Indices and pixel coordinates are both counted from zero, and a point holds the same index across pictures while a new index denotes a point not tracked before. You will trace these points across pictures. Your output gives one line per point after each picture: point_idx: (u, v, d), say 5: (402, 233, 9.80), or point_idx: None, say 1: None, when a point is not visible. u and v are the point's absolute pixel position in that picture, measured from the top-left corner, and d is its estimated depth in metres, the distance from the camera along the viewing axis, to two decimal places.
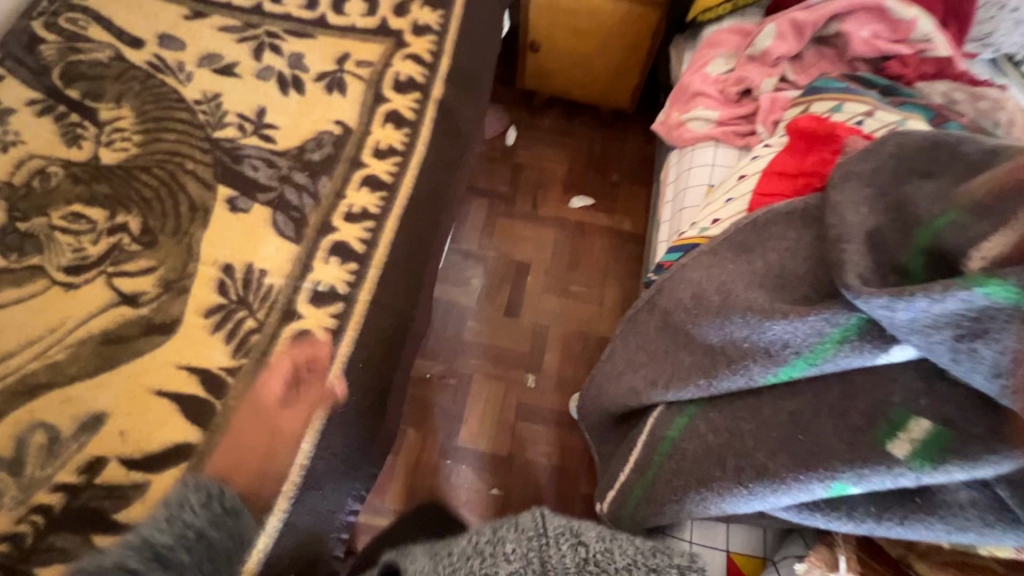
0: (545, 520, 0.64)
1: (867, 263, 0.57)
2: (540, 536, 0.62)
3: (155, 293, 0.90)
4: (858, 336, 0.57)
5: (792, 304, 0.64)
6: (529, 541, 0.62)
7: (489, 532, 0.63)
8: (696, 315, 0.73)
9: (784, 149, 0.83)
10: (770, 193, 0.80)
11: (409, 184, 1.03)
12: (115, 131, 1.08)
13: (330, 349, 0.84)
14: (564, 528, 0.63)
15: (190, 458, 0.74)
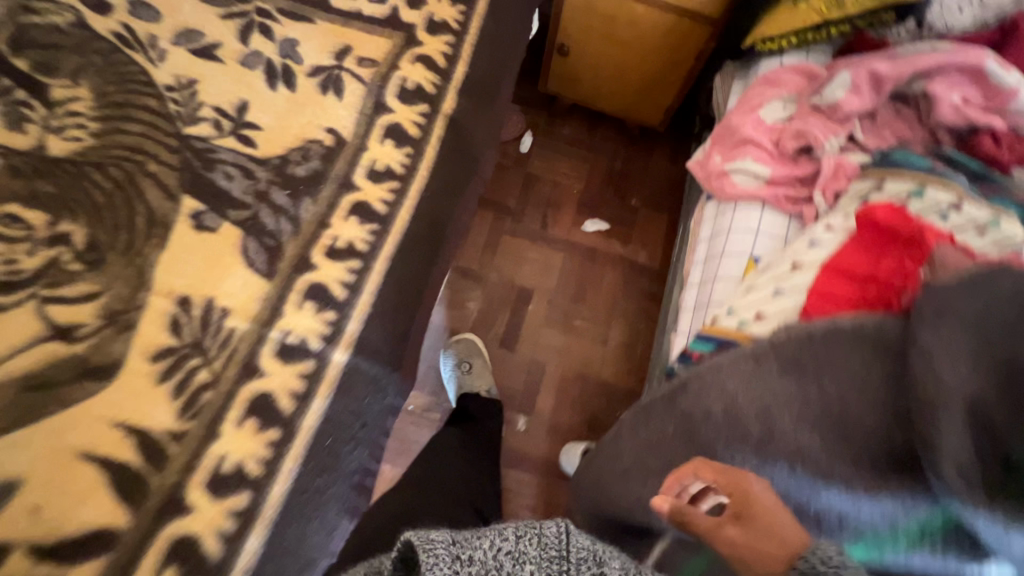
0: (570, 537, 0.43)
1: (968, 446, 0.48)
2: (559, 563, 0.42)
3: (95, 326, 0.77)
4: (948, 540, 0.54)
5: (864, 476, 0.57)
6: (548, 566, 0.42)
7: (510, 538, 0.43)
8: (728, 440, 0.62)
9: (850, 241, 0.70)
10: (831, 293, 0.67)
11: (406, 217, 0.89)
12: (67, 114, 0.93)
13: (293, 420, 0.72)
14: (587, 555, 0.43)
15: (113, 548, 0.63)
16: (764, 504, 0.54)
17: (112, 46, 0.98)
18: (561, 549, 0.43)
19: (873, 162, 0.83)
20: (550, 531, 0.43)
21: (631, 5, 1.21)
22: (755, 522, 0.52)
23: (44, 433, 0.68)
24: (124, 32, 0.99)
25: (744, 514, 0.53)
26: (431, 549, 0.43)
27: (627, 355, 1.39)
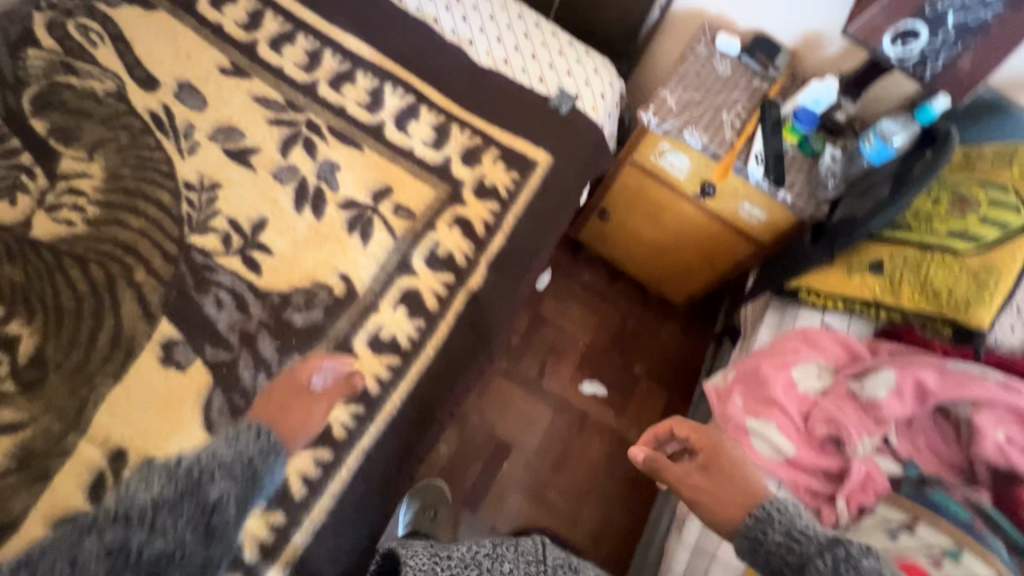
0: (544, 550, 0.70)
1: None
2: (538, 560, 0.68)
3: (2, 470, 0.65)
4: None
5: None
6: (528, 565, 0.67)
7: (489, 546, 0.69)
8: None
9: None
10: None
11: (396, 402, 0.81)
12: (67, 191, 0.84)
13: None
14: (561, 561, 0.69)
15: None
16: (729, 461, 0.72)
17: (144, 127, 0.92)
18: (539, 556, 0.68)
19: (905, 483, 0.78)
20: (533, 542, 0.71)
21: (683, 204, 1.16)
22: (720, 472, 0.71)
23: None
24: (161, 115, 0.93)
25: (711, 466, 0.72)
26: (411, 552, 0.66)
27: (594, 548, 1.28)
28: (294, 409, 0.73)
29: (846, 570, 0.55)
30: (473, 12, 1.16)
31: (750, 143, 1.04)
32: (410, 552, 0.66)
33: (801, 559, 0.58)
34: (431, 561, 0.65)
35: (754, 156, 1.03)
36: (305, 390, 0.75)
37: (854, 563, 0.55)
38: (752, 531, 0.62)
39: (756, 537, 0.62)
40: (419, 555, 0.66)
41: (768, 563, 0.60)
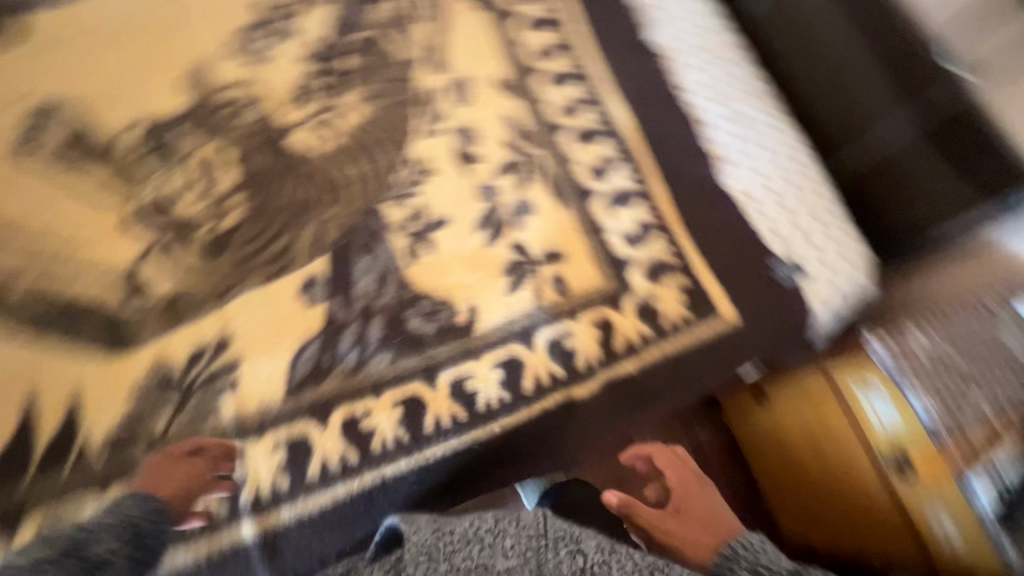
0: (547, 523, 0.64)
1: None
2: (538, 536, 0.62)
3: (157, 299, 0.79)
4: None
5: None
6: (528, 540, 0.62)
7: (492, 521, 0.65)
8: None
9: None
10: None
11: (437, 452, 0.78)
12: (331, 119, 0.98)
13: (164, 541, 0.68)
14: (564, 533, 0.63)
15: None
16: (699, 497, 0.96)
17: (412, 98, 1.03)
18: (538, 529, 0.63)
19: None
20: (532, 515, 0.65)
21: (859, 456, 0.92)
22: (688, 513, 0.94)
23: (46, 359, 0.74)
24: (430, 95, 1.04)
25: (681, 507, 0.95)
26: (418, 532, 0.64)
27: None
28: (174, 474, 0.71)
29: None
30: (751, 136, 1.06)
31: (995, 450, 0.76)
32: (415, 521, 0.65)
33: None
34: (434, 541, 0.62)
35: (987, 470, 0.76)
36: (183, 457, 0.72)
37: None
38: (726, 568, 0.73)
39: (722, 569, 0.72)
40: (423, 524, 0.64)
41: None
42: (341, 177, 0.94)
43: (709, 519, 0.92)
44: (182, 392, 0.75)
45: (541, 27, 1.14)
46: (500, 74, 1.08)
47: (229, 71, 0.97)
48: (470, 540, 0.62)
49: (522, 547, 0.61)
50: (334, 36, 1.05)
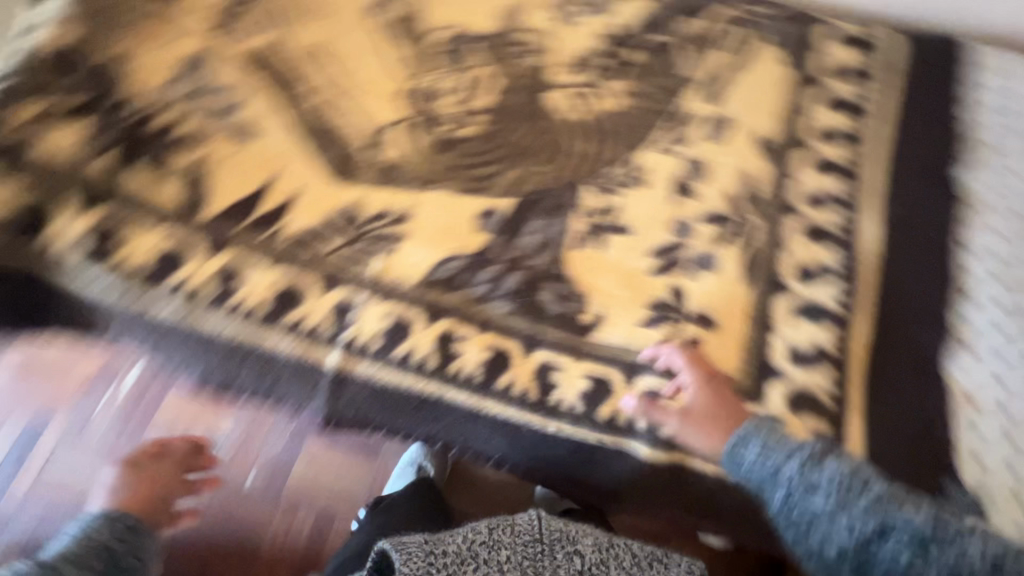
0: (541, 525, 0.72)
1: None
2: (535, 539, 0.70)
3: (383, 160, 0.94)
4: None
5: None
6: (524, 546, 0.69)
7: (486, 532, 0.71)
8: None
9: None
10: None
11: (494, 409, 0.82)
12: (590, 95, 1.04)
13: (279, 326, 0.82)
14: (558, 535, 0.71)
15: (192, 210, 0.84)
16: (717, 399, 0.79)
17: (669, 113, 1.03)
18: (533, 532, 0.71)
19: None
20: (523, 520, 0.72)
21: None
22: (699, 418, 0.78)
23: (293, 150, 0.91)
24: (686, 118, 1.03)
25: (691, 411, 0.79)
26: (407, 548, 0.69)
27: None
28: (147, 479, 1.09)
29: (807, 465, 0.72)
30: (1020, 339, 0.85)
31: None
32: (406, 546, 0.68)
33: (772, 468, 0.74)
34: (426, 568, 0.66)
35: None
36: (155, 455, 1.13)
37: (814, 459, 0.72)
38: (736, 451, 0.76)
39: (736, 455, 0.76)
40: (415, 548, 0.68)
41: (750, 472, 0.76)
42: (567, 147, 1.00)
43: (727, 407, 0.78)
44: (356, 234, 0.89)
45: (838, 109, 1.04)
46: (765, 132, 1.02)
47: (538, 20, 1.08)
48: (469, 561, 0.68)
49: (520, 554, 0.69)
50: (637, 30, 1.09)
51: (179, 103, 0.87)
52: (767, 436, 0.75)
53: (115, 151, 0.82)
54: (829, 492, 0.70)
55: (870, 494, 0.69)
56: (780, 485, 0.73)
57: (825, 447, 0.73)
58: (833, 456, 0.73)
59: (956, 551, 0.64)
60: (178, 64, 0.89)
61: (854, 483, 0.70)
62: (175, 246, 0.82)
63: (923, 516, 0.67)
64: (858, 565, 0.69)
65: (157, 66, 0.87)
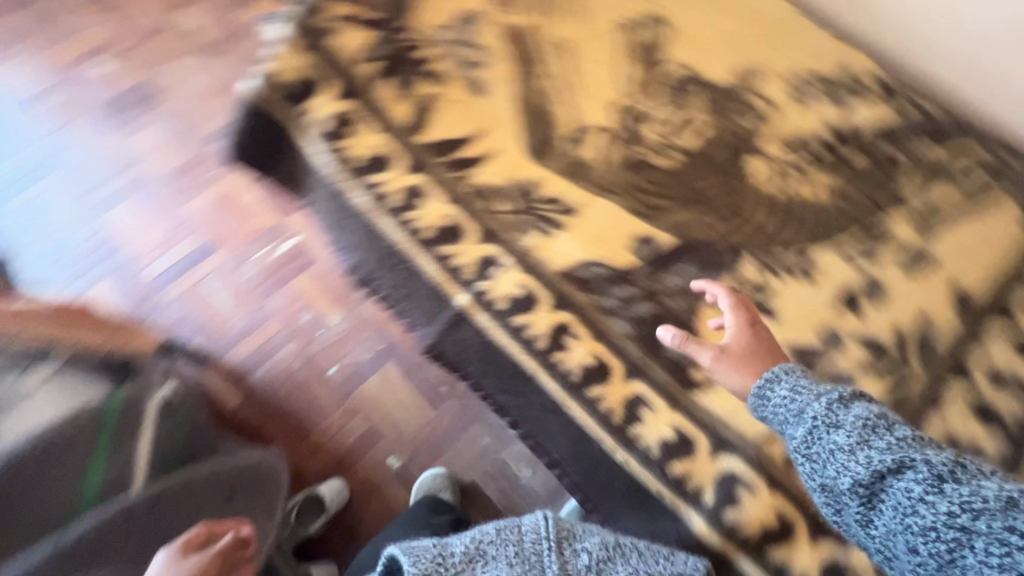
0: (548, 526, 0.73)
1: None
2: (540, 538, 0.71)
3: (576, 154, 1.00)
4: None
5: None
6: (531, 546, 0.70)
7: (492, 534, 0.72)
8: None
9: None
10: None
11: (575, 412, 0.83)
12: (791, 177, 1.02)
13: (433, 253, 0.91)
14: (564, 536, 0.72)
15: (409, 131, 0.96)
16: (754, 340, 0.78)
17: (867, 224, 0.98)
18: (541, 533, 0.72)
19: None
20: (529, 522, 0.73)
21: None
22: (732, 359, 0.77)
23: (506, 116, 1.00)
24: (883, 236, 0.97)
25: (728, 353, 0.78)
26: (416, 552, 0.68)
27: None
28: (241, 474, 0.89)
29: (835, 405, 0.64)
30: None
31: None
32: (415, 549, 0.68)
33: (797, 407, 0.67)
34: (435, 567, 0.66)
35: None
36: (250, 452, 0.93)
37: (843, 403, 0.64)
38: (761, 395, 0.71)
39: (761, 395, 0.71)
40: (423, 551, 0.68)
41: (776, 412, 0.69)
42: (747, 214, 0.99)
43: (768, 353, 0.77)
44: (526, 206, 0.96)
45: None
46: (964, 286, 0.94)
47: (774, 87, 1.08)
48: (477, 558, 0.69)
49: (524, 553, 0.69)
50: (867, 134, 1.05)
51: (443, 43, 0.99)
52: (799, 378, 0.69)
53: (382, 62, 0.95)
54: (854, 432, 0.61)
55: (893, 436, 0.59)
56: (803, 424, 0.64)
57: (859, 394, 0.65)
58: (862, 402, 0.64)
59: (975, 491, 0.53)
60: (450, 8, 1.01)
61: (881, 425, 0.61)
62: (384, 153, 0.94)
63: (943, 456, 0.57)
64: (864, 502, 0.58)
65: (442, 7, 0.99)
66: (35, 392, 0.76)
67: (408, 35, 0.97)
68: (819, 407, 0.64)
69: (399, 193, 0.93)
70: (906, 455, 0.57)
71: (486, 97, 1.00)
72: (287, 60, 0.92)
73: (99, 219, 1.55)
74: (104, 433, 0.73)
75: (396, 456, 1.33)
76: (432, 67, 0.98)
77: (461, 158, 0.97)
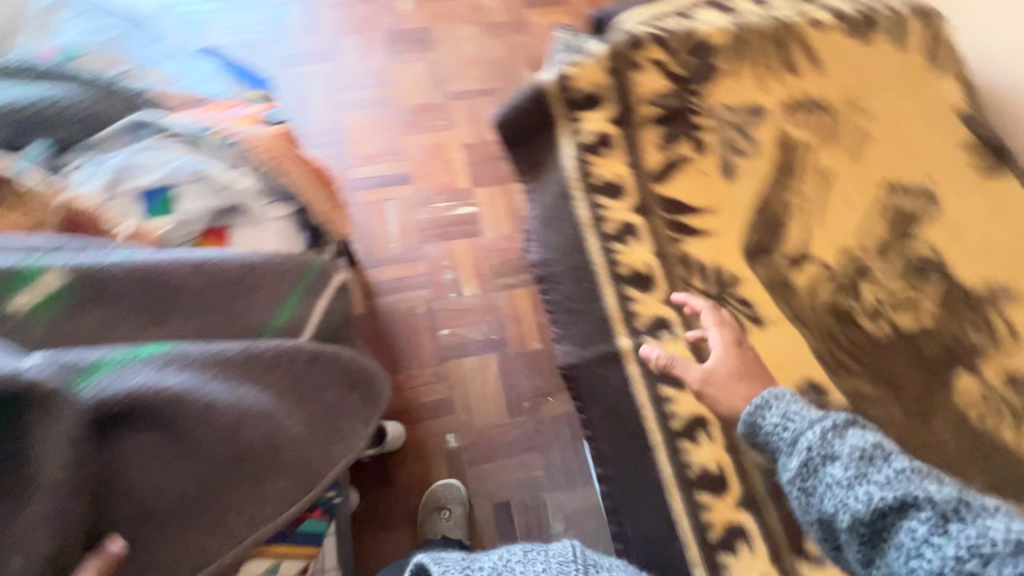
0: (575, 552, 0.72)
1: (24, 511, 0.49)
2: (570, 560, 0.70)
3: (788, 275, 0.99)
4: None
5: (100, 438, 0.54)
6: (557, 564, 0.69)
7: (520, 554, 0.71)
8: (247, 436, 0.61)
9: None
10: None
11: (673, 505, 0.81)
12: (1001, 415, 0.92)
13: (618, 289, 0.93)
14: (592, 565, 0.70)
15: (652, 176, 1.00)
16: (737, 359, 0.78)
17: None
18: (572, 559, 0.70)
19: None
20: (557, 547, 0.73)
21: None
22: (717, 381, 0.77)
23: (741, 208, 1.01)
24: None
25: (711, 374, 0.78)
26: (440, 562, 0.69)
27: (381, 560, 1.24)
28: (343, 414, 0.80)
29: (829, 434, 0.61)
30: None
31: None
32: (441, 560, 0.70)
33: (790, 434, 0.64)
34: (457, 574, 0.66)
35: None
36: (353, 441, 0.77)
37: (835, 430, 0.60)
38: (752, 421, 0.68)
39: (752, 422, 0.68)
40: (450, 561, 0.69)
41: (765, 440, 0.67)
42: (932, 422, 0.91)
43: (752, 373, 0.76)
44: (719, 296, 0.96)
45: None
46: None
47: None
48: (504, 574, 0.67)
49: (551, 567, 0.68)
50: None
51: (722, 118, 1.02)
52: (789, 404, 0.66)
53: (662, 109, 1.00)
54: (850, 464, 0.57)
55: (892, 467, 0.56)
56: (797, 453, 0.61)
57: (853, 420, 0.62)
58: (856, 427, 0.61)
59: (983, 531, 0.49)
60: (746, 90, 1.03)
61: (878, 455, 0.58)
62: (621, 184, 0.98)
63: (947, 491, 0.53)
64: (866, 542, 0.55)
65: (739, 89, 1.02)
66: (262, 222, 0.84)
67: (697, 97, 1.01)
68: (812, 436, 0.61)
69: (616, 224, 0.96)
70: (905, 486, 0.54)
71: (733, 183, 1.01)
72: (589, 69, 0.99)
73: (341, 112, 1.79)
74: (299, 286, 0.75)
75: (456, 437, 1.35)
76: (701, 133, 1.01)
77: (683, 222, 0.99)
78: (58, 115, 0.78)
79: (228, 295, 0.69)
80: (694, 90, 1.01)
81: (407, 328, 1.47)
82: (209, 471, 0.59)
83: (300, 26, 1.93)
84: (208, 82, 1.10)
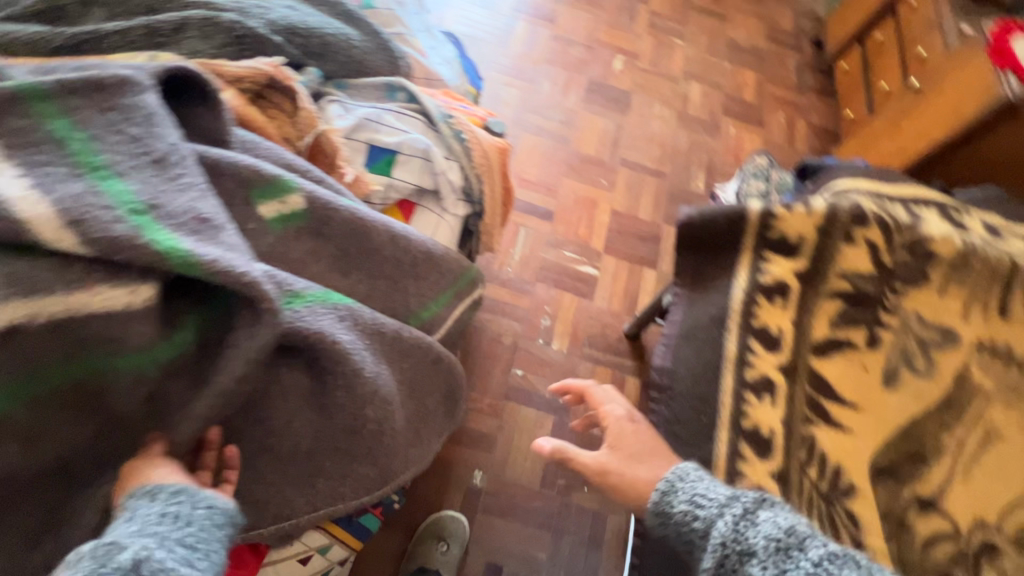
0: None
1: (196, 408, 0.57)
2: None
3: (909, 515, 0.90)
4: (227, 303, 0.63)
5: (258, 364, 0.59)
6: None
7: None
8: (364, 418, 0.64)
9: None
10: None
11: None
12: None
13: (733, 441, 0.88)
14: None
15: (812, 346, 0.95)
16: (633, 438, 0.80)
17: None
18: None
19: None
20: None
21: None
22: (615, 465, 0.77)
23: (891, 423, 0.93)
24: None
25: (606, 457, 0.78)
26: None
27: (363, 555, 1.21)
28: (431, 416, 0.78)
29: (742, 521, 0.64)
30: None
31: None
32: None
33: (703, 525, 0.66)
34: None
35: None
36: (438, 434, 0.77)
37: (750, 517, 0.64)
38: (665, 509, 0.70)
39: (666, 512, 0.70)
40: None
41: (681, 531, 0.68)
42: None
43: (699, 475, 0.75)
44: (830, 500, 0.88)
45: None
46: None
47: None
48: None
49: None
50: None
51: (909, 325, 0.95)
52: (700, 490, 0.69)
53: (854, 289, 0.95)
54: (767, 559, 0.60)
55: (807, 559, 0.58)
56: (716, 552, 0.63)
57: (760, 504, 0.66)
58: (767, 511, 0.65)
59: None
60: (946, 311, 0.96)
61: (792, 545, 0.60)
62: (778, 339, 0.94)
63: None
64: None
65: (940, 307, 0.96)
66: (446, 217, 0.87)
67: (893, 294, 0.95)
68: (724, 528, 0.64)
69: (758, 376, 0.92)
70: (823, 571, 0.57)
71: (892, 393, 0.94)
72: (799, 218, 0.96)
73: (518, 132, 1.86)
74: (452, 288, 0.76)
75: (484, 476, 1.32)
76: (882, 329, 0.95)
77: (824, 408, 0.92)
78: (340, 49, 0.84)
79: (401, 273, 0.72)
80: (894, 287, 0.95)
81: (486, 350, 1.47)
82: (329, 430, 0.64)
83: (519, 42, 2.04)
84: (443, 65, 1.18)
